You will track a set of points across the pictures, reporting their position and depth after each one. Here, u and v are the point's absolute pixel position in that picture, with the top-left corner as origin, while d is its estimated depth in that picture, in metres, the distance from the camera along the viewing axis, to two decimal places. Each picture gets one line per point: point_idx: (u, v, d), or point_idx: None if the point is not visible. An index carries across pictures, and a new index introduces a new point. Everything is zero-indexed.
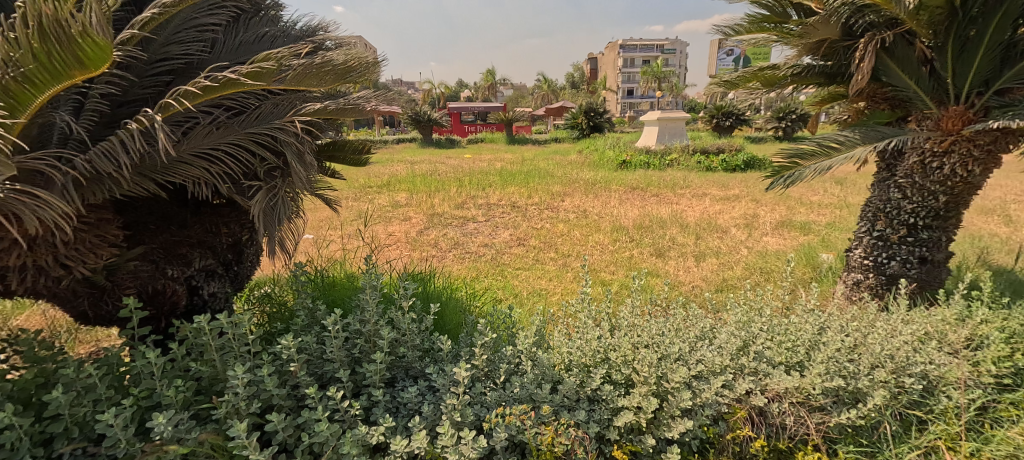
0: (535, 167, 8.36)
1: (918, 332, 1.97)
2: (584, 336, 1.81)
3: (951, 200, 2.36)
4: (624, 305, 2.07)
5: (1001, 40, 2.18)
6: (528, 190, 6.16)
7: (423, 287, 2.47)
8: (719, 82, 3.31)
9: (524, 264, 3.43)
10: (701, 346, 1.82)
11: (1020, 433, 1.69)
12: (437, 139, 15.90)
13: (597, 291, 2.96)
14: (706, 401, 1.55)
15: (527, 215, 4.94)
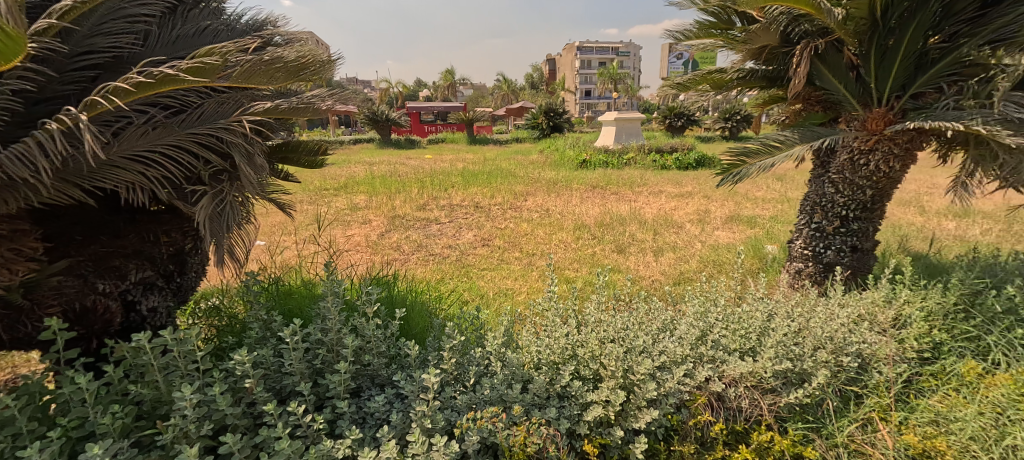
0: (497, 167, 8.43)
1: (852, 314, 2.17)
2: (553, 334, 1.89)
3: (878, 193, 2.60)
4: (591, 301, 2.16)
5: (916, 48, 2.36)
6: (491, 190, 6.21)
7: (387, 292, 2.48)
8: (672, 84, 3.49)
9: (489, 265, 3.49)
10: (664, 337, 1.94)
11: (939, 401, 1.90)
12: (397, 140, 15.68)
13: (562, 288, 3.07)
14: (668, 390, 1.66)
15: (491, 216, 5.00)
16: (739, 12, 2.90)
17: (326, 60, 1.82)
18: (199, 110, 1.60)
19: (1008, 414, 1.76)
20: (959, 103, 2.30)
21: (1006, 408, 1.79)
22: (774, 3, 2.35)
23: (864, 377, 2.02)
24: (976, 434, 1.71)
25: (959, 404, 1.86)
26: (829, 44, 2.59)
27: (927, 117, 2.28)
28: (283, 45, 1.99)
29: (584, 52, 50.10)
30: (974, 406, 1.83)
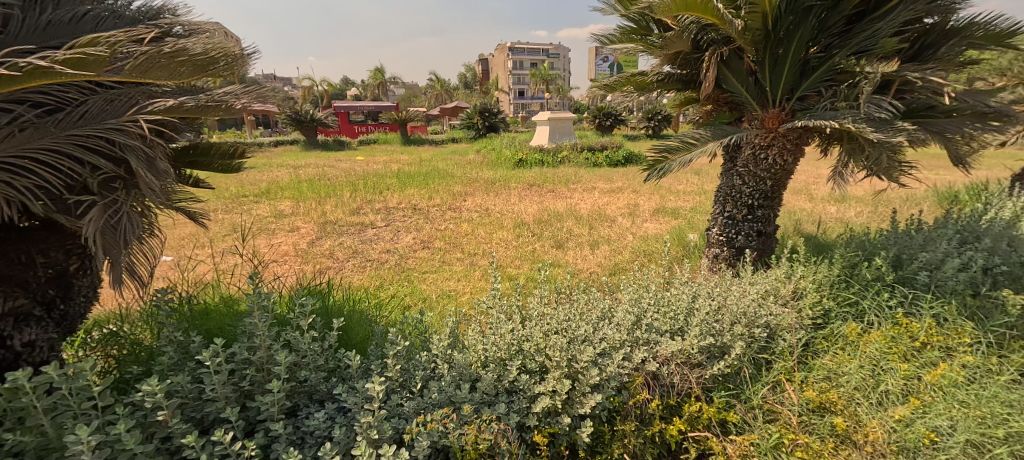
0: (434, 168, 8.42)
1: (760, 290, 2.47)
2: (498, 332, 1.99)
3: (776, 185, 2.97)
4: (533, 296, 2.30)
5: (802, 56, 2.70)
6: (429, 192, 6.22)
7: (322, 302, 2.42)
8: (599, 86, 3.70)
9: (430, 267, 3.55)
10: (603, 325, 2.12)
11: (830, 359, 2.24)
12: (327, 142, 15.09)
13: (505, 285, 3.21)
14: (610, 374, 1.82)
15: (430, 217, 5.03)
16: (656, 20, 3.16)
17: (240, 53, 1.80)
18: (82, 108, 1.52)
19: (878, 365, 2.13)
20: (836, 104, 2.62)
21: (877, 359, 2.15)
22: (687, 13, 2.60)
23: (773, 346, 2.33)
24: (860, 383, 2.06)
25: (843, 362, 2.19)
26: (733, 51, 2.89)
27: (808, 116, 2.62)
28: (185, 36, 1.87)
29: (515, 52, 50.77)
30: (855, 362, 2.17)
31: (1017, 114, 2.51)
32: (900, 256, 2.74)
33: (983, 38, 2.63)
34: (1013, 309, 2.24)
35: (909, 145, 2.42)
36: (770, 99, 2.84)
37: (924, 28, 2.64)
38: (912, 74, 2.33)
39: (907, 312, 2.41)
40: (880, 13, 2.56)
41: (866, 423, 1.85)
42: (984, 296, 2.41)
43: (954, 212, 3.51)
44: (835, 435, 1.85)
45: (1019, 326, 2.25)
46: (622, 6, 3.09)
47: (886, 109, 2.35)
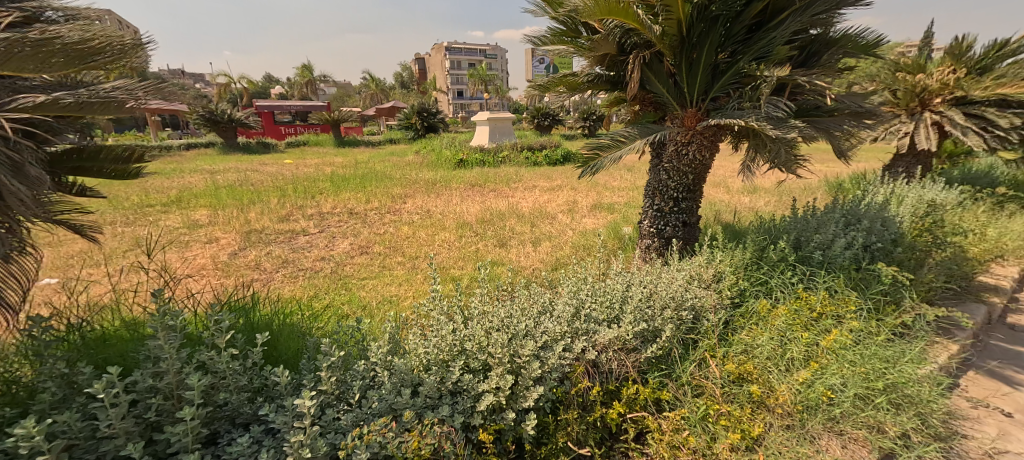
0: (372, 170, 8.23)
1: (686, 276, 2.68)
2: (439, 333, 2.00)
3: (696, 179, 3.25)
4: (474, 294, 2.33)
5: (712, 61, 2.98)
6: (367, 196, 6.08)
7: (246, 319, 2.25)
8: (533, 86, 3.83)
9: (369, 273, 3.49)
10: (544, 319, 2.20)
11: (746, 333, 2.47)
12: (251, 145, 14.15)
13: (443, 288, 3.21)
14: (552, 364, 1.91)
15: (368, 222, 4.93)
16: (584, 23, 3.34)
17: (131, 43, 1.87)
18: None
19: (786, 337, 2.38)
20: (741, 105, 2.92)
21: (785, 332, 2.40)
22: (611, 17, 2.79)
23: (699, 326, 2.51)
24: (770, 354, 2.30)
25: (757, 335, 2.43)
26: (654, 55, 3.12)
27: (719, 115, 2.90)
28: (59, 21, 1.95)
29: (452, 52, 50.43)
30: (768, 335, 2.41)
31: (883, 112, 2.95)
32: (799, 239, 3.11)
33: (854, 48, 3.06)
34: (886, 279, 2.63)
35: (802, 140, 2.76)
36: (688, 99, 3.09)
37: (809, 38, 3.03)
38: (800, 77, 2.67)
39: (806, 286, 2.74)
40: (774, 24, 2.89)
41: (777, 388, 2.07)
42: (865, 269, 2.81)
43: (841, 198, 4.02)
44: (753, 402, 2.05)
45: (889, 293, 2.66)
46: (552, 8, 3.24)
47: (782, 108, 2.68)
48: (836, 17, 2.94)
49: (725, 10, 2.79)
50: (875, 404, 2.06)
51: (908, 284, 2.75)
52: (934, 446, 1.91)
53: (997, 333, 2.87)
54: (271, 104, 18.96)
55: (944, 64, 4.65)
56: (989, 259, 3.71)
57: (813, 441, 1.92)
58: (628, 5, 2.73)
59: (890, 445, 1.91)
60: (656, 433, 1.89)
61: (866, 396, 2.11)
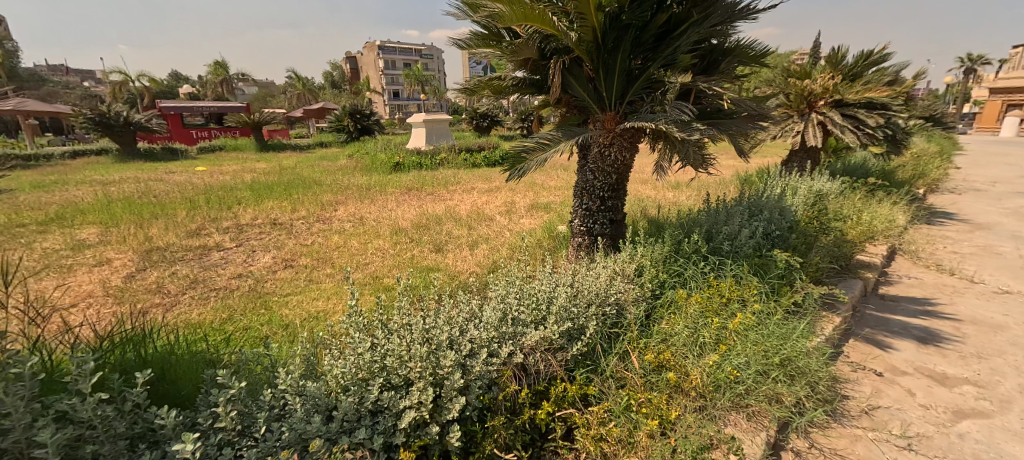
0: (300, 177, 7.89)
1: (609, 272, 2.84)
2: (356, 350, 1.96)
3: (619, 178, 3.44)
4: (396, 305, 2.29)
5: (626, 66, 3.18)
6: (293, 204, 5.85)
7: (140, 350, 2.07)
8: (460, 89, 3.87)
9: (294, 288, 3.38)
10: (470, 326, 2.22)
11: (667, 322, 2.69)
12: (157, 154, 12.96)
13: (368, 303, 3.08)
14: (478, 371, 1.95)
15: (295, 232, 4.77)
16: (505, 28, 3.44)
17: None
18: None
19: (699, 324, 2.59)
20: (654, 108, 3.17)
21: (698, 319, 2.61)
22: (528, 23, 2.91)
23: (622, 320, 2.67)
24: (687, 340, 2.53)
25: (674, 323, 2.63)
26: (573, 60, 3.28)
27: (635, 118, 3.11)
28: None
29: (386, 52, 49.24)
30: (684, 323, 2.62)
31: (773, 113, 3.32)
32: (711, 231, 3.50)
33: (748, 56, 3.41)
34: (780, 263, 3.02)
35: (707, 139, 3.05)
36: (607, 103, 3.28)
37: (710, 47, 3.36)
38: (701, 83, 3.02)
39: (716, 275, 3.05)
40: (679, 33, 3.15)
41: (691, 373, 2.25)
42: (766, 256, 3.22)
43: (746, 193, 4.44)
44: (671, 387, 2.23)
45: (785, 275, 3.08)
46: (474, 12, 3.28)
47: (687, 111, 2.92)
48: (729, 28, 3.27)
49: (635, 20, 3.00)
50: (772, 377, 2.33)
51: (799, 266, 3.17)
52: (818, 409, 2.23)
53: (870, 303, 3.49)
54: (182, 106, 17.49)
55: (825, 70, 5.24)
56: (863, 242, 4.29)
57: (719, 421, 2.12)
58: (544, 12, 2.88)
59: (785, 413, 2.19)
60: (584, 429, 2.00)
61: (765, 370, 2.39)
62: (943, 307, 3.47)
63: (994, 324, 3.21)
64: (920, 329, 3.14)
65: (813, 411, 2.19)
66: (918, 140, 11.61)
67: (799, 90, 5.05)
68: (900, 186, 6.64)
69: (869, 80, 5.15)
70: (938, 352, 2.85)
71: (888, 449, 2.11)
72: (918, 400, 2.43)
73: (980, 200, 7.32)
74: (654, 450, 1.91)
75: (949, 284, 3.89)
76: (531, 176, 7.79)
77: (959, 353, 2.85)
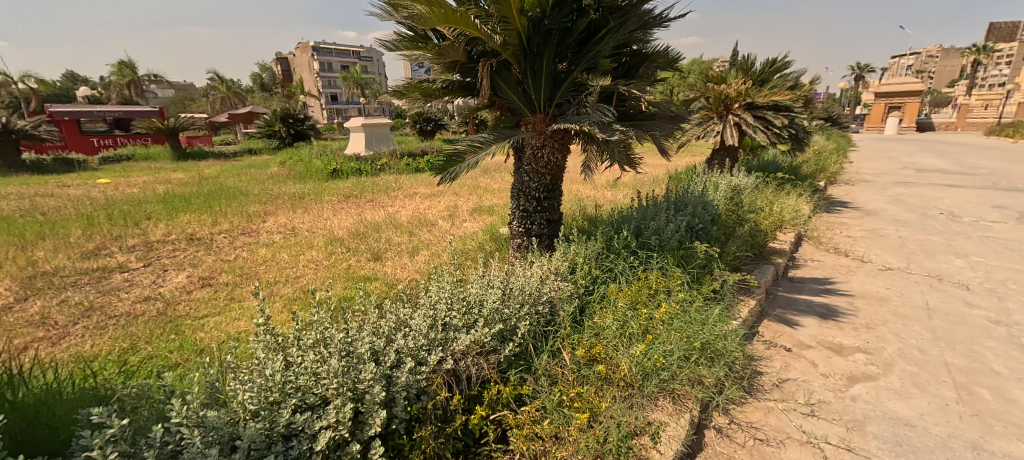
0: (224, 187, 7.43)
1: (541, 271, 2.95)
2: (260, 371, 1.91)
3: (554, 179, 3.52)
4: (313, 317, 2.25)
5: (552, 69, 3.26)
6: (215, 217, 5.52)
7: (21, 394, 1.92)
8: (389, 93, 3.82)
9: (211, 309, 3.21)
10: (397, 336, 2.25)
11: (599, 317, 2.90)
12: (50, 165, 11.62)
13: (279, 318, 3.08)
14: (404, 381, 1.99)
15: (216, 248, 4.53)
16: (432, 30, 3.43)
17: None
18: None
19: (628, 316, 2.88)
20: (579, 111, 3.30)
21: (627, 312, 2.89)
22: (451, 25, 2.95)
23: (555, 318, 2.83)
24: (620, 333, 2.79)
25: (605, 317, 2.88)
26: (501, 63, 3.35)
27: (563, 120, 3.25)
28: None
29: (323, 53, 47.51)
30: (615, 316, 2.88)
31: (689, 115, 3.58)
32: (640, 227, 3.81)
33: (663, 62, 3.66)
34: (700, 254, 3.41)
35: (628, 140, 3.32)
36: (536, 106, 3.36)
37: (632, 53, 3.54)
38: (620, 86, 3.26)
39: (644, 268, 3.34)
40: (599, 38, 3.29)
41: (620, 364, 2.53)
42: (687, 248, 3.58)
43: (672, 190, 4.72)
44: (601, 379, 2.47)
45: (703, 265, 3.47)
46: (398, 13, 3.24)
47: (609, 113, 3.15)
48: (646, 36, 3.48)
49: (557, 24, 3.10)
50: (693, 360, 2.73)
51: (718, 256, 3.58)
52: (738, 388, 2.73)
53: (780, 286, 4.22)
54: (82, 111, 15.86)
55: (738, 76, 5.60)
56: (774, 231, 4.68)
57: (644, 409, 2.42)
58: (466, 15, 2.92)
59: (705, 394, 2.59)
60: (516, 429, 2.14)
61: (687, 354, 2.76)
62: (840, 284, 4.30)
63: (879, 296, 4.06)
64: (821, 305, 3.90)
65: (731, 390, 2.65)
66: (819, 138, 12.83)
67: (717, 93, 5.39)
68: (804, 180, 7.33)
69: (774, 86, 5.55)
70: (836, 326, 3.59)
71: (795, 417, 2.65)
72: (819, 370, 3.07)
73: (868, 189, 8.27)
74: (581, 444, 2.09)
75: (845, 264, 4.74)
76: (473, 179, 7.81)
77: (852, 325, 3.59)
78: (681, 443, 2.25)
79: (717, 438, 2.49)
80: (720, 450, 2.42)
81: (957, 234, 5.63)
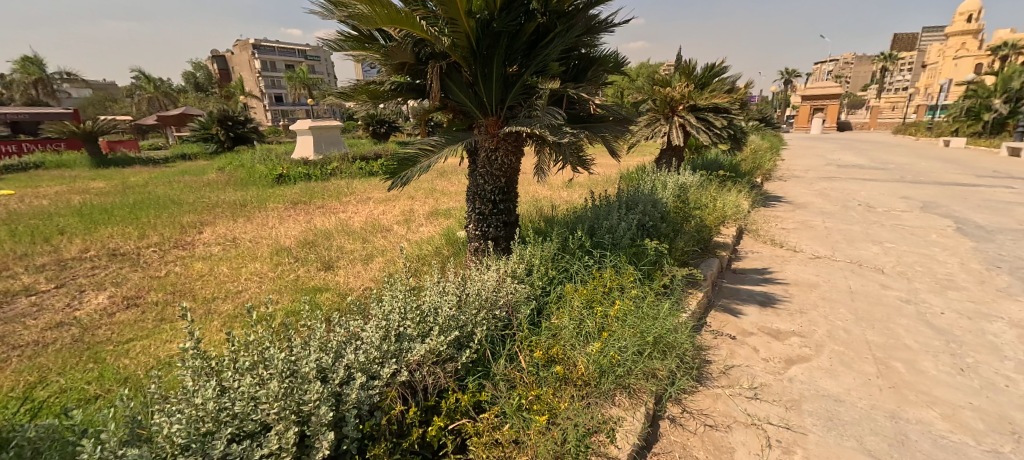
0: (155, 196, 6.99)
1: (499, 275, 2.99)
2: (191, 400, 1.92)
3: (509, 182, 3.55)
4: (247, 338, 2.24)
5: (503, 72, 3.28)
6: (144, 230, 5.19)
7: None
8: (336, 94, 3.74)
9: (134, 334, 3.07)
10: (345, 351, 2.27)
11: (557, 317, 2.97)
12: None
13: (212, 338, 2.99)
14: (354, 398, 2.04)
15: (144, 263, 4.27)
16: (377, 30, 3.37)
17: None
18: None
19: (584, 315, 2.96)
20: (530, 114, 3.33)
21: (583, 311, 2.98)
22: (396, 25, 2.94)
23: (512, 321, 2.87)
24: (581, 332, 2.87)
25: (562, 317, 2.95)
26: (450, 66, 3.35)
27: (514, 123, 3.27)
28: None
29: (267, 52, 45.53)
30: (571, 316, 2.96)
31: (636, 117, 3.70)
32: (594, 226, 3.92)
33: (610, 66, 3.78)
34: (651, 251, 3.55)
35: (579, 141, 3.39)
36: (488, 109, 3.37)
37: (580, 56, 3.62)
38: (570, 89, 3.34)
39: (599, 267, 3.45)
40: (547, 42, 3.33)
41: (577, 364, 2.61)
42: (638, 245, 3.72)
43: (623, 189, 4.88)
44: (559, 380, 2.54)
45: (653, 262, 3.61)
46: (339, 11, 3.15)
47: (559, 116, 3.17)
48: (593, 40, 3.57)
49: (505, 27, 3.12)
50: (646, 355, 2.83)
51: (667, 252, 3.73)
52: (688, 378, 2.86)
53: (725, 277, 4.44)
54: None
55: (680, 79, 5.84)
56: (718, 226, 4.92)
57: (602, 406, 2.50)
58: (411, 16, 2.92)
59: (659, 387, 2.71)
60: (475, 437, 2.18)
61: (641, 349, 2.87)
62: (776, 272, 4.57)
63: (810, 283, 4.35)
64: (762, 294, 4.14)
65: (682, 381, 2.77)
66: (757, 137, 13.59)
67: (663, 95, 5.61)
68: (744, 177, 7.74)
69: (715, 90, 5.74)
70: (774, 312, 3.83)
71: (740, 401, 2.80)
72: (761, 355, 3.25)
73: (801, 183, 8.86)
74: (540, 447, 2.15)
75: (780, 254, 5.05)
76: (429, 182, 7.73)
77: (787, 311, 3.84)
78: (638, 436, 2.35)
79: (671, 427, 2.60)
80: (673, 439, 2.53)
81: (874, 223, 6.12)
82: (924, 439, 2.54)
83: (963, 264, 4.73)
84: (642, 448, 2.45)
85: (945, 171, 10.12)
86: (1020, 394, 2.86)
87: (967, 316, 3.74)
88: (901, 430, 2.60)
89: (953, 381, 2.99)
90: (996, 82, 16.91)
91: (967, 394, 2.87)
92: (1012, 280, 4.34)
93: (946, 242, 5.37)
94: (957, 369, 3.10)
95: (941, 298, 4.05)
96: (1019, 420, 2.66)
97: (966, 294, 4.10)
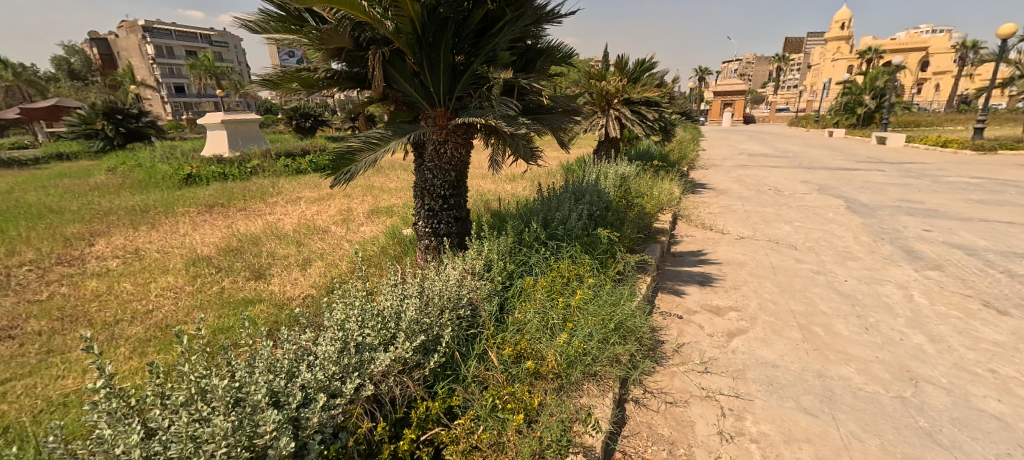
0: (26, 204, 5.91)
1: (459, 272, 2.88)
2: (109, 452, 1.62)
3: (458, 175, 3.43)
4: (174, 365, 1.92)
5: (450, 61, 3.15)
6: (14, 245, 4.37)
7: None
8: (256, 83, 3.30)
9: (10, 372, 2.55)
10: (299, 371, 2.05)
11: (520, 312, 2.93)
12: None
13: (123, 369, 2.56)
14: (316, 422, 1.86)
15: (18, 285, 3.58)
16: (307, 10, 3.05)
17: None
18: None
19: (547, 307, 2.97)
20: (481, 104, 3.25)
21: (545, 303, 2.99)
22: (334, 5, 2.69)
23: (476, 320, 2.80)
24: (546, 324, 2.87)
25: (526, 311, 2.92)
26: (393, 53, 3.15)
27: (465, 113, 3.16)
28: None
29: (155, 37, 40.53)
30: (535, 309, 2.94)
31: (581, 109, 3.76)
32: (547, 220, 3.96)
33: (556, 58, 3.79)
34: (603, 240, 3.66)
35: (531, 134, 3.38)
36: (436, 99, 3.23)
37: (526, 47, 3.60)
38: (521, 80, 3.30)
39: (556, 258, 3.49)
40: (496, 30, 3.26)
41: (546, 356, 2.60)
42: (591, 235, 3.80)
43: (568, 181, 4.97)
44: (530, 374, 2.52)
45: (605, 251, 3.71)
46: None
47: (512, 107, 3.18)
48: (540, 31, 3.57)
49: (453, 13, 3.01)
50: (611, 342, 2.88)
51: (617, 240, 3.86)
52: (647, 360, 2.97)
53: (666, 261, 4.69)
54: None
55: (614, 73, 6.04)
56: (656, 213, 5.17)
57: (573, 396, 2.51)
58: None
59: (624, 371, 2.79)
60: (450, 444, 2.08)
61: (605, 336, 2.91)
62: (710, 254, 4.91)
63: (739, 261, 4.72)
64: (699, 274, 4.42)
65: (643, 364, 2.87)
66: (678, 131, 14.50)
67: (599, 89, 5.81)
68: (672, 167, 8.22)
69: (645, 84, 6.04)
70: (712, 290, 4.12)
71: (693, 376, 2.96)
72: (706, 331, 3.47)
73: (720, 172, 9.63)
74: (523, 446, 2.10)
75: (710, 237, 5.42)
76: (366, 178, 7.34)
77: (723, 288, 4.14)
78: (610, 421, 2.38)
79: (636, 408, 2.68)
80: (639, 420, 2.60)
81: (783, 205, 6.79)
82: (847, 392, 2.84)
83: (856, 237, 5.39)
84: (612, 433, 2.50)
85: (831, 158, 11.52)
86: (913, 345, 3.30)
87: (865, 282, 4.26)
88: (828, 387, 2.89)
89: (862, 339, 3.38)
90: (865, 80, 19.55)
91: (874, 349, 3.25)
92: (894, 249, 5.02)
93: (840, 219, 6.09)
94: (863, 328, 3.52)
95: (844, 268, 4.58)
96: (914, 367, 3.06)
97: (862, 263, 4.67)
